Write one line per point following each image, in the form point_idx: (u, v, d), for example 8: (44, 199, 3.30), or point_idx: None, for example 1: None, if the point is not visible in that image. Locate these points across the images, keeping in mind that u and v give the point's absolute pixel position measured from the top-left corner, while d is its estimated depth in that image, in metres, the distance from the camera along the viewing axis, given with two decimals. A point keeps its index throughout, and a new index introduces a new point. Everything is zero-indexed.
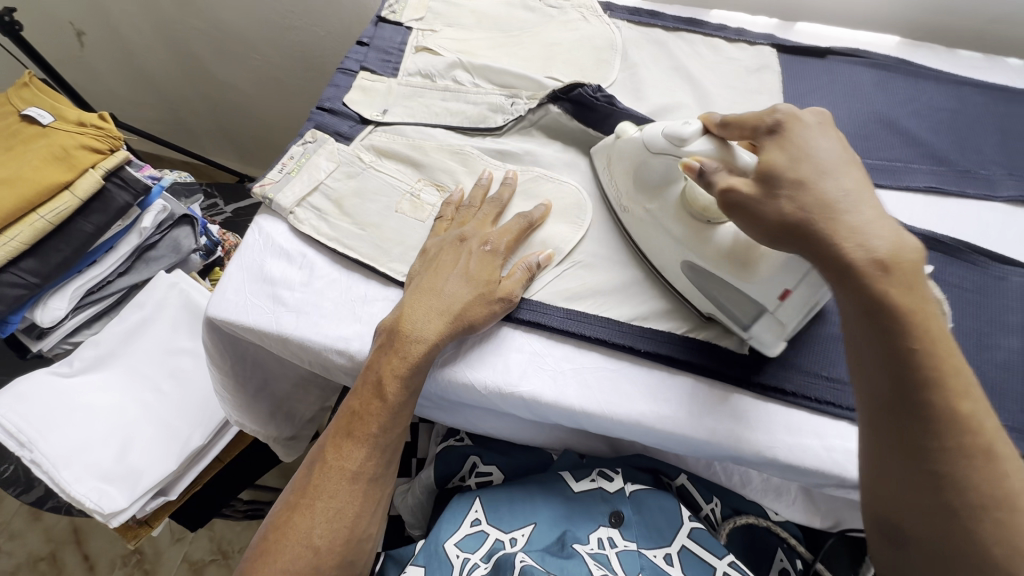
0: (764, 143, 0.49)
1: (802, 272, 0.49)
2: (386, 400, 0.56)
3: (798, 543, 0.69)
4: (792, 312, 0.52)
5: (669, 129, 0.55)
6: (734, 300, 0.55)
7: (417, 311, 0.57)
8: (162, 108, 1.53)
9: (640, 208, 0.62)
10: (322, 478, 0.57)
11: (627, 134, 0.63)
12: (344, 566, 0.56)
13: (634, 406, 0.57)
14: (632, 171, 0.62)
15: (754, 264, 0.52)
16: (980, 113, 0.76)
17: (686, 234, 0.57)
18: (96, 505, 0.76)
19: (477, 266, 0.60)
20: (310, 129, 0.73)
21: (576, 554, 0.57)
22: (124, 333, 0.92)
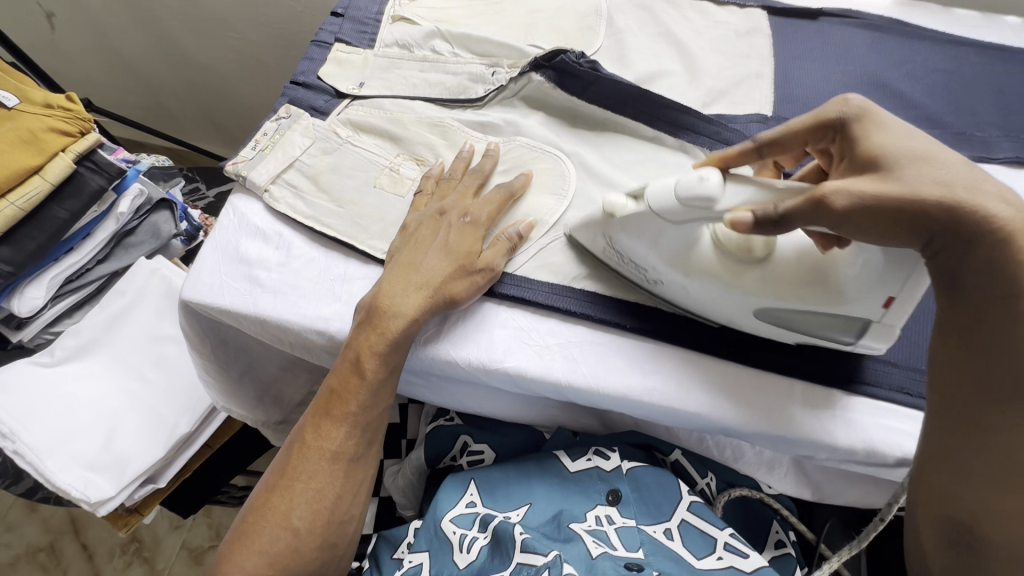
0: (851, 131, 0.46)
1: (904, 276, 0.45)
2: (365, 378, 0.55)
3: (791, 515, 0.67)
4: (901, 313, 0.47)
5: (687, 194, 0.46)
6: (828, 324, 0.50)
7: (395, 287, 0.55)
8: (138, 92, 1.49)
9: (674, 278, 0.54)
10: (301, 459, 0.56)
11: (620, 207, 0.53)
12: (326, 548, 0.56)
13: (620, 379, 0.56)
14: (651, 243, 0.52)
15: (840, 286, 0.48)
16: (976, 73, 0.74)
17: (750, 284, 0.50)
18: (83, 494, 0.75)
19: (457, 239, 0.58)
20: (284, 105, 0.71)
21: (574, 536, 0.55)
22: (107, 321, 0.90)
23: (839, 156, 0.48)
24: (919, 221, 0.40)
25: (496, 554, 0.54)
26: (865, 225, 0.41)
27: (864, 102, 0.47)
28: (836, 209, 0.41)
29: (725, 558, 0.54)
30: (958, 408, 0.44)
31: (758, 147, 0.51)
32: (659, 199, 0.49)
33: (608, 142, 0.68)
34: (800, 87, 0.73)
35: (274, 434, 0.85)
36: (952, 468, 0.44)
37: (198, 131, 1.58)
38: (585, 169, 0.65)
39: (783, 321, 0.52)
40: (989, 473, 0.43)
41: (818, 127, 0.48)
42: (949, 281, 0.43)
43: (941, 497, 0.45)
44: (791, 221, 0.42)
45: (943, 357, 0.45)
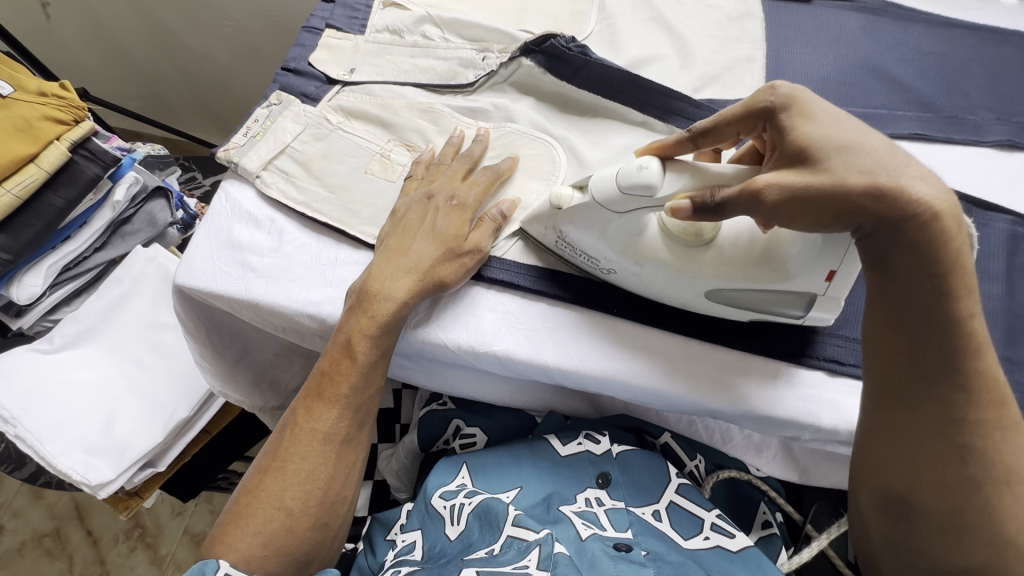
0: (777, 123, 0.46)
1: (842, 253, 0.47)
2: (355, 359, 0.56)
3: (778, 496, 0.68)
4: (842, 285, 0.50)
5: (628, 183, 0.49)
6: (778, 300, 0.52)
7: (385, 271, 0.56)
8: (133, 81, 1.49)
9: (626, 267, 0.55)
10: (294, 440, 0.57)
11: (564, 198, 0.55)
12: (318, 528, 0.57)
13: (609, 362, 0.56)
14: (599, 235, 0.54)
15: (785, 264, 0.50)
16: (969, 57, 0.74)
17: (698, 267, 0.52)
18: (83, 477, 0.77)
19: (446, 222, 0.58)
20: (275, 91, 0.71)
21: (564, 517, 0.55)
22: (105, 308, 0.91)
23: (771, 145, 0.48)
24: (844, 211, 0.41)
25: (484, 526, 0.54)
26: (801, 214, 0.43)
27: (791, 88, 0.46)
28: (769, 202, 0.42)
29: (712, 538, 0.55)
30: (891, 392, 0.47)
31: (693, 137, 0.52)
32: (602, 191, 0.51)
33: (598, 128, 0.68)
34: (792, 72, 0.73)
35: (271, 420, 0.86)
36: (886, 446, 0.48)
37: (194, 120, 1.58)
38: (574, 154, 0.66)
39: (733, 302, 0.54)
40: (920, 449, 0.47)
41: (746, 117, 0.48)
42: (880, 262, 0.44)
43: (888, 478, 0.49)
44: (727, 210, 0.44)
45: (872, 339, 0.47)
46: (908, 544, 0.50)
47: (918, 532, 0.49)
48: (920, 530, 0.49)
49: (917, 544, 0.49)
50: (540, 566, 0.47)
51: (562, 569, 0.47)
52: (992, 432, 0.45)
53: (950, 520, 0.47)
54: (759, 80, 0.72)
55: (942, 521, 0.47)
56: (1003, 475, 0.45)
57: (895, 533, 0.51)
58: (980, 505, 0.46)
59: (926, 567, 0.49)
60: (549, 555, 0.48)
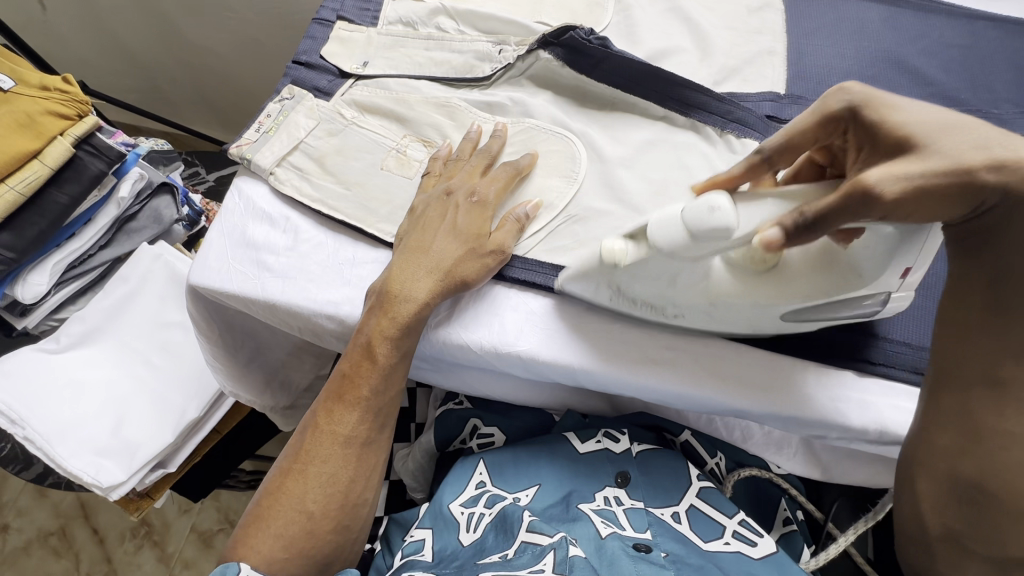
0: (857, 127, 0.45)
1: (920, 245, 0.47)
2: (376, 361, 0.55)
3: (798, 494, 0.67)
4: (919, 274, 0.50)
5: (698, 225, 0.43)
6: (854, 305, 0.51)
7: (407, 271, 0.55)
8: (132, 74, 1.46)
9: (697, 308, 0.52)
10: (315, 442, 0.56)
11: (617, 246, 0.48)
12: (340, 531, 0.56)
13: (633, 363, 0.56)
14: (666, 283, 0.50)
15: (858, 268, 0.47)
16: (994, 49, 0.72)
17: (771, 292, 0.48)
18: (94, 479, 0.75)
19: (466, 222, 0.57)
20: (286, 85, 0.69)
21: (582, 516, 0.54)
22: (111, 307, 0.90)
23: (853, 148, 0.46)
24: (966, 190, 0.41)
25: (500, 533, 0.53)
26: (917, 208, 0.41)
27: (866, 89, 0.46)
28: (887, 199, 0.39)
29: (733, 544, 0.53)
30: (982, 362, 0.46)
31: (766, 159, 0.49)
32: (666, 233, 0.45)
33: (618, 122, 0.67)
34: (813, 65, 0.71)
35: (283, 419, 0.85)
36: (961, 425, 0.47)
37: (194, 114, 1.55)
38: (595, 149, 0.64)
39: (808, 317, 0.52)
40: (1006, 430, 0.45)
41: (823, 125, 0.47)
42: (981, 243, 0.45)
43: (962, 458, 0.47)
44: (827, 223, 0.40)
45: (957, 321, 0.48)
46: (972, 532, 0.48)
47: (988, 522, 0.47)
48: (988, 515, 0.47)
49: (982, 530, 0.48)
50: (555, 570, 0.45)
51: (580, 572, 0.45)
52: None
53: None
54: (779, 72, 0.71)
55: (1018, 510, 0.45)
56: None
57: (957, 520, 0.49)
58: None
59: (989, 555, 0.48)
60: (565, 559, 0.46)
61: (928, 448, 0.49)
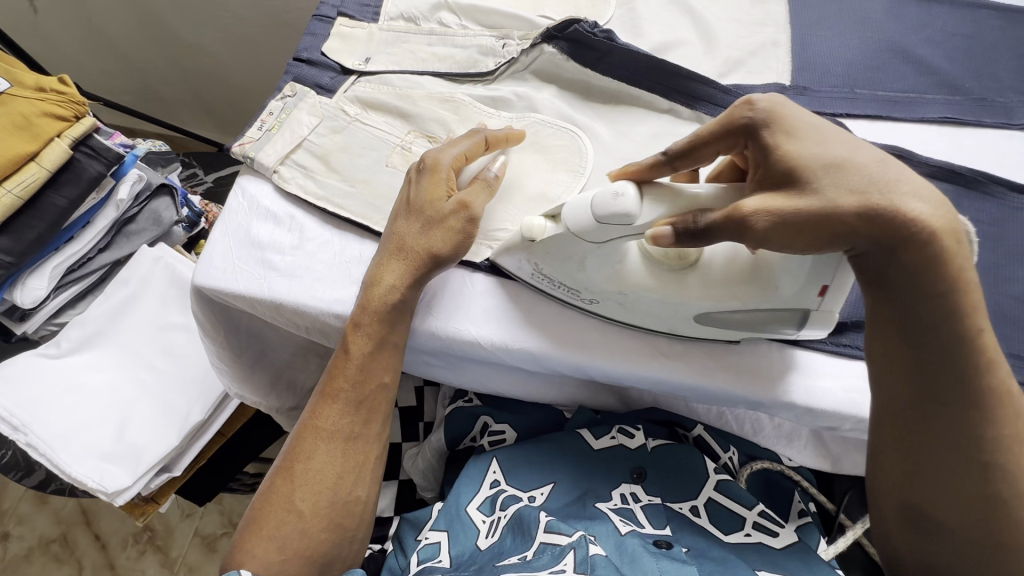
0: (761, 139, 0.45)
1: (834, 268, 0.46)
2: (351, 354, 0.56)
3: (810, 486, 0.67)
4: (834, 301, 0.48)
5: (604, 211, 0.47)
6: (771, 317, 0.51)
7: (376, 262, 0.56)
8: (123, 76, 1.43)
9: (607, 295, 0.53)
10: (301, 441, 0.57)
11: (535, 228, 0.51)
12: (333, 529, 0.56)
13: (628, 353, 0.56)
14: (577, 267, 0.52)
15: (773, 279, 0.49)
16: (997, 38, 0.72)
17: (687, 290, 0.51)
18: (99, 484, 0.75)
19: (421, 191, 0.56)
20: (288, 83, 0.69)
21: (600, 514, 0.53)
22: (111, 311, 0.88)
23: (753, 162, 0.47)
24: (839, 234, 0.41)
25: (518, 535, 0.53)
26: (788, 238, 0.42)
27: (773, 102, 0.46)
28: (756, 229, 0.42)
29: (754, 535, 0.53)
30: (903, 405, 0.46)
31: (667, 160, 0.50)
32: (576, 218, 0.48)
33: (623, 116, 0.66)
34: (818, 55, 0.71)
35: (288, 421, 0.84)
36: (900, 467, 0.48)
37: (188, 114, 1.53)
38: (600, 143, 0.64)
39: (721, 323, 0.52)
40: (940, 464, 0.46)
41: (727, 133, 0.47)
42: (877, 279, 0.44)
43: (911, 494, 0.48)
44: (711, 234, 0.43)
45: (877, 355, 0.47)
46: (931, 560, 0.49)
47: (940, 551, 0.48)
48: (942, 543, 0.48)
49: (943, 559, 0.49)
50: (577, 570, 0.46)
51: (601, 572, 0.45)
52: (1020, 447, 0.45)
53: (973, 532, 0.47)
54: (784, 64, 0.70)
55: (964, 535, 0.47)
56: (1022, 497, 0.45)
57: (917, 548, 0.50)
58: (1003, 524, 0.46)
59: None
60: (586, 558, 0.46)
61: (881, 482, 0.50)
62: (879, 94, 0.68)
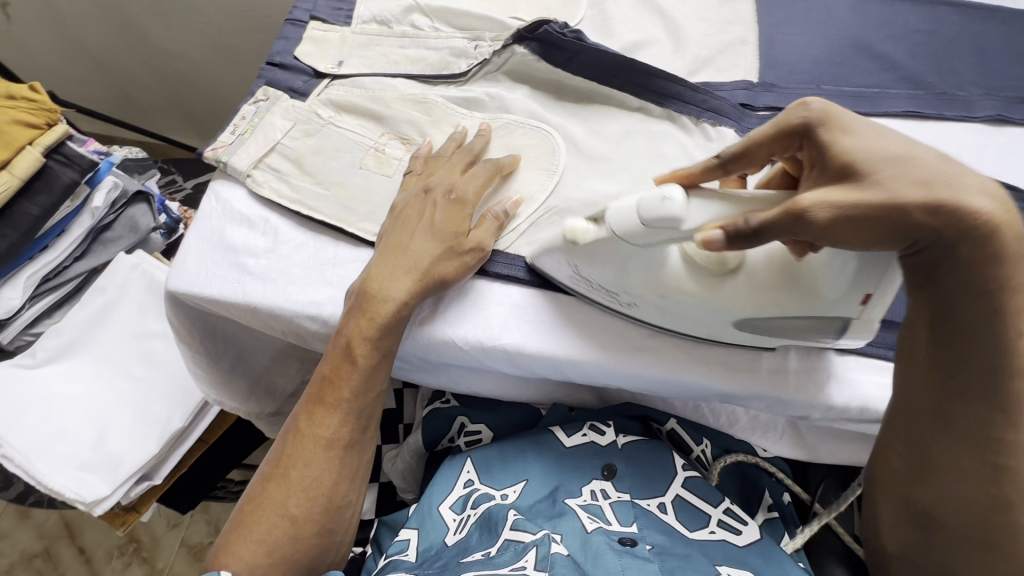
0: (813, 142, 0.44)
1: (880, 272, 0.44)
2: (356, 363, 0.55)
3: (785, 477, 0.67)
4: (879, 308, 0.47)
5: (650, 216, 0.44)
6: (812, 326, 0.50)
7: (384, 272, 0.55)
8: (101, 83, 1.42)
9: (646, 299, 0.52)
10: (296, 447, 0.56)
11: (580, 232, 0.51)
12: (325, 534, 0.56)
13: (605, 348, 0.57)
14: (619, 269, 0.51)
15: (817, 287, 0.46)
16: (957, 33, 0.74)
17: (725, 296, 0.49)
18: (76, 494, 0.74)
19: (446, 219, 0.57)
20: (261, 87, 0.69)
21: (568, 510, 0.54)
22: (88, 319, 0.88)
23: (807, 165, 0.46)
24: (902, 229, 0.40)
25: (484, 532, 0.54)
26: (849, 235, 0.40)
27: (825, 103, 0.45)
28: (817, 222, 0.39)
29: (718, 532, 0.54)
30: (926, 401, 0.47)
31: (723, 163, 0.50)
32: (621, 221, 0.47)
33: (595, 115, 0.67)
34: (784, 53, 0.73)
35: (269, 426, 0.84)
36: (914, 461, 0.49)
37: (167, 122, 1.52)
38: (574, 142, 0.65)
39: (759, 328, 0.51)
40: (951, 463, 0.48)
41: (778, 136, 0.46)
42: (928, 280, 0.43)
43: (918, 488, 0.50)
44: (768, 233, 0.40)
45: (908, 351, 0.48)
46: (931, 554, 0.51)
47: (940, 545, 0.50)
48: (941, 539, 0.50)
49: (940, 554, 0.50)
50: (537, 567, 0.46)
51: (560, 570, 0.45)
52: None
53: (976, 533, 0.48)
54: (751, 61, 0.72)
55: (964, 534, 0.48)
56: None
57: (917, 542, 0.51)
58: (1008, 526, 0.47)
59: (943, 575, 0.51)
60: (546, 556, 0.47)
61: (890, 474, 0.52)
62: (843, 90, 0.69)
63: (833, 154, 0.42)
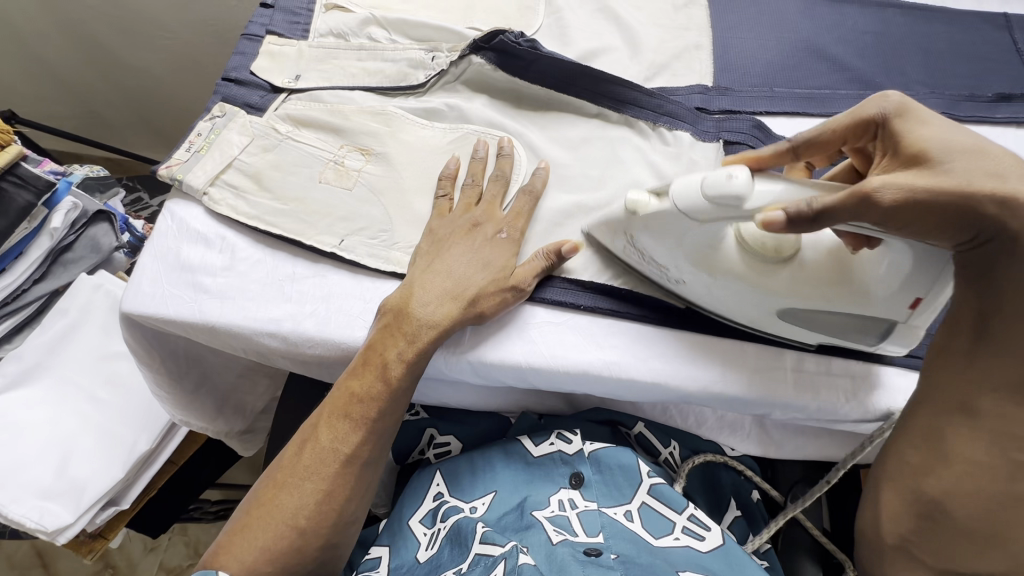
0: (890, 128, 0.48)
1: (935, 277, 0.47)
2: (388, 384, 0.54)
3: (755, 475, 0.67)
4: (927, 314, 0.50)
5: (715, 193, 0.46)
6: (858, 325, 0.53)
7: (426, 293, 0.55)
8: (58, 102, 1.37)
9: (697, 278, 0.54)
10: (315, 458, 0.55)
11: (643, 206, 0.53)
12: (328, 547, 0.55)
13: (584, 355, 0.56)
14: (675, 242, 0.53)
15: (867, 287, 0.50)
16: (904, 34, 0.76)
17: (778, 284, 0.52)
18: (38, 524, 0.72)
19: (493, 254, 0.57)
20: (216, 103, 0.68)
21: (535, 523, 0.54)
22: (48, 344, 0.86)
23: (880, 154, 0.50)
24: (971, 217, 0.42)
25: (455, 546, 0.53)
26: (914, 222, 0.43)
27: (903, 98, 0.49)
28: (885, 204, 0.43)
29: (682, 539, 0.54)
30: (958, 391, 0.47)
31: (794, 147, 0.52)
32: (686, 199, 0.49)
33: (555, 122, 0.68)
34: (737, 57, 0.74)
35: (241, 444, 0.83)
36: (929, 449, 0.48)
37: (134, 137, 1.49)
38: (534, 150, 0.65)
39: (804, 322, 0.54)
40: (973, 457, 0.46)
41: (855, 123, 0.50)
42: (979, 272, 0.45)
43: (926, 478, 0.48)
44: (831, 218, 0.43)
45: (949, 346, 0.48)
46: (928, 547, 0.49)
47: (940, 539, 0.49)
48: (942, 534, 0.48)
49: (939, 548, 0.49)
50: None
51: None
52: None
53: (985, 526, 0.46)
54: (706, 66, 0.73)
55: (969, 528, 0.47)
56: None
57: (916, 536, 0.50)
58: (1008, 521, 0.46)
59: (935, 566, 0.50)
60: (515, 568, 0.46)
61: (899, 464, 0.50)
62: (795, 92, 0.71)
63: (913, 142, 0.46)
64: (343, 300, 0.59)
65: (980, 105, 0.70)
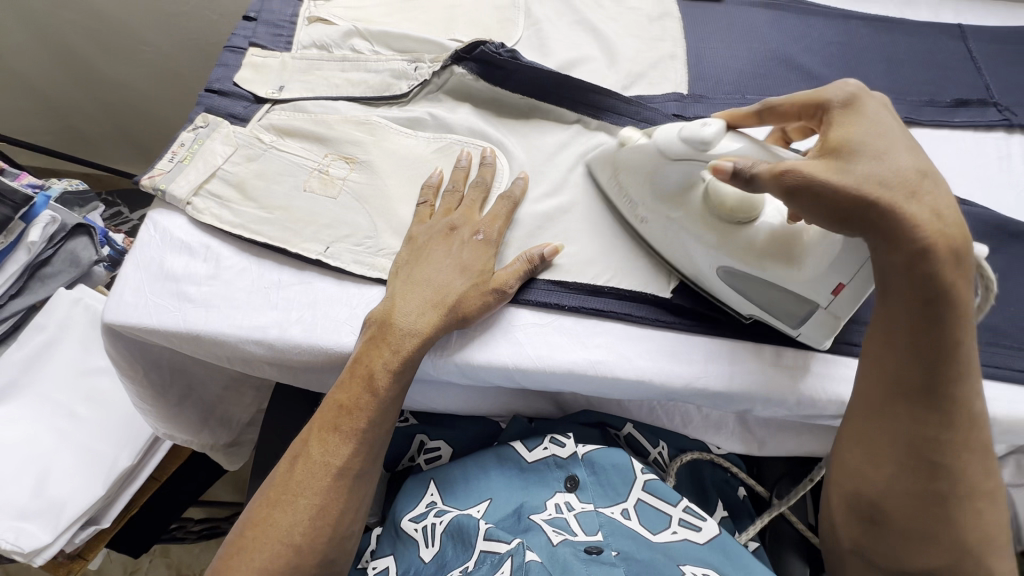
0: (833, 115, 0.48)
1: (856, 266, 0.50)
2: (376, 394, 0.55)
3: (741, 471, 0.69)
4: (846, 304, 0.52)
5: (689, 135, 0.53)
6: (783, 301, 0.54)
7: (407, 303, 0.56)
8: (32, 114, 1.35)
9: (659, 218, 0.59)
10: (306, 473, 0.54)
11: (632, 142, 0.60)
12: (325, 565, 0.54)
13: (568, 355, 0.57)
14: (647, 180, 0.59)
15: (801, 263, 0.52)
16: (867, 45, 0.80)
17: (724, 239, 0.55)
18: (14, 545, 0.70)
19: (468, 256, 0.58)
20: (199, 114, 0.68)
21: (533, 526, 0.54)
22: (25, 360, 0.84)
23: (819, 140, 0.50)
24: (850, 211, 0.44)
25: (458, 544, 0.54)
26: (813, 207, 0.45)
27: (858, 88, 0.49)
28: (787, 184, 0.45)
29: (680, 532, 0.54)
30: (878, 398, 0.49)
31: (760, 111, 0.54)
32: (665, 135, 0.55)
33: (535, 129, 0.69)
34: (710, 67, 0.77)
35: (227, 458, 0.81)
36: (863, 453, 0.51)
37: (111, 151, 1.47)
38: (514, 158, 0.67)
39: (738, 285, 0.56)
40: (896, 460, 0.49)
41: (808, 104, 0.51)
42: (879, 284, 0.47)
43: (863, 483, 0.51)
44: (758, 182, 0.47)
45: (870, 356, 0.50)
46: (879, 548, 0.51)
47: (885, 538, 0.51)
48: (887, 535, 0.50)
49: (887, 549, 0.51)
50: None
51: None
52: (980, 449, 0.48)
53: (921, 524, 0.49)
54: (681, 75, 0.76)
55: (907, 526, 0.49)
56: (967, 489, 0.48)
57: (866, 539, 0.52)
58: (941, 515, 0.48)
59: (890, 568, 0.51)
60: (522, 565, 0.47)
61: (841, 469, 0.53)
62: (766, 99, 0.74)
63: (834, 136, 0.46)
64: (329, 306, 0.59)
65: (939, 110, 0.74)
